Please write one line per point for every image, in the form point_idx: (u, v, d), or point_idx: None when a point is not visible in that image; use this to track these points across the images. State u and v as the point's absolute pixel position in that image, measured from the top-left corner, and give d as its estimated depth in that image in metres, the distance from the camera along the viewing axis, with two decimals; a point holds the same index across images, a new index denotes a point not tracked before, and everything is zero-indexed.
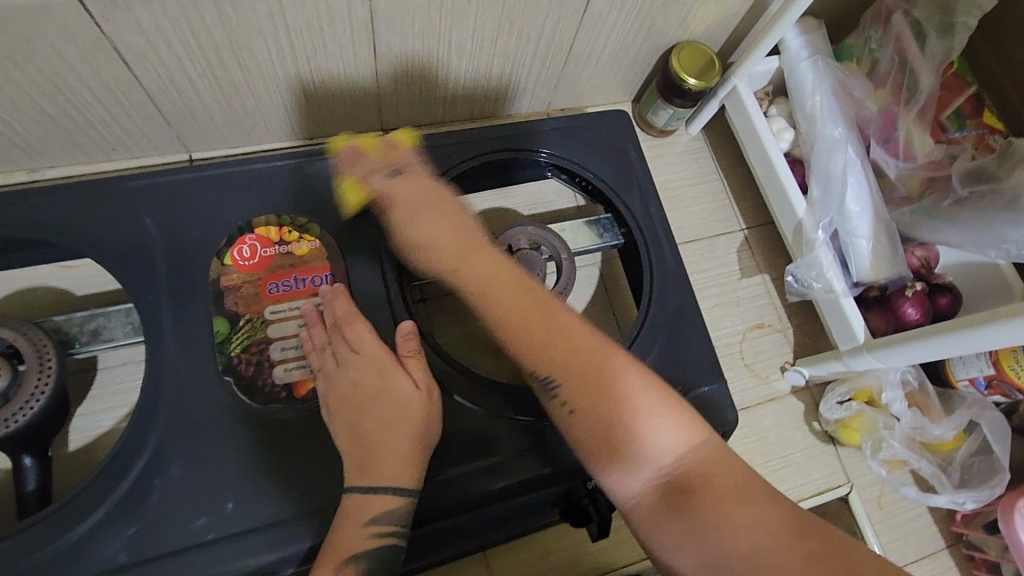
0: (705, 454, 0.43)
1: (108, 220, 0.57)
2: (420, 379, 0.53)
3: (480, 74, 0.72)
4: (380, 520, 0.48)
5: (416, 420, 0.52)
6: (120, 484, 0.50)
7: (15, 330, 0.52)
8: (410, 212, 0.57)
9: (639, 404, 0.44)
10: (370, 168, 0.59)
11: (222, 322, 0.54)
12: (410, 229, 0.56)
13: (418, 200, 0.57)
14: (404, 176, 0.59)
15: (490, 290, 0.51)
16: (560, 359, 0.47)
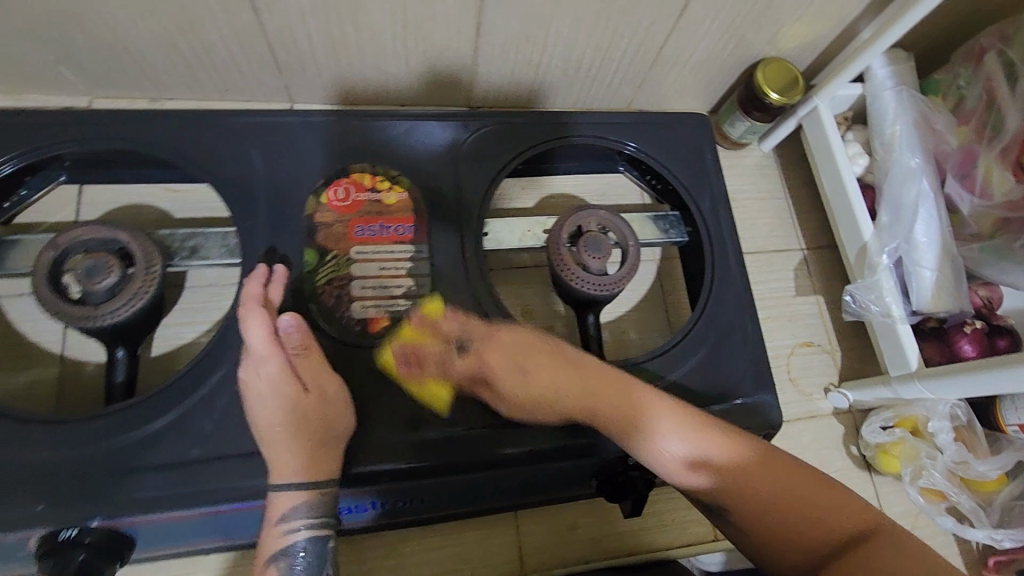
0: (770, 468, 0.48)
1: (221, 149, 0.61)
2: (310, 382, 0.53)
3: (571, 64, 0.76)
4: (290, 516, 0.49)
5: (310, 421, 0.51)
6: (201, 385, 0.54)
7: (131, 235, 0.57)
8: (518, 359, 0.54)
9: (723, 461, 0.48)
10: (436, 357, 0.56)
11: (312, 253, 0.59)
12: (504, 356, 0.54)
13: (514, 350, 0.54)
14: (470, 345, 0.56)
15: (604, 409, 0.52)
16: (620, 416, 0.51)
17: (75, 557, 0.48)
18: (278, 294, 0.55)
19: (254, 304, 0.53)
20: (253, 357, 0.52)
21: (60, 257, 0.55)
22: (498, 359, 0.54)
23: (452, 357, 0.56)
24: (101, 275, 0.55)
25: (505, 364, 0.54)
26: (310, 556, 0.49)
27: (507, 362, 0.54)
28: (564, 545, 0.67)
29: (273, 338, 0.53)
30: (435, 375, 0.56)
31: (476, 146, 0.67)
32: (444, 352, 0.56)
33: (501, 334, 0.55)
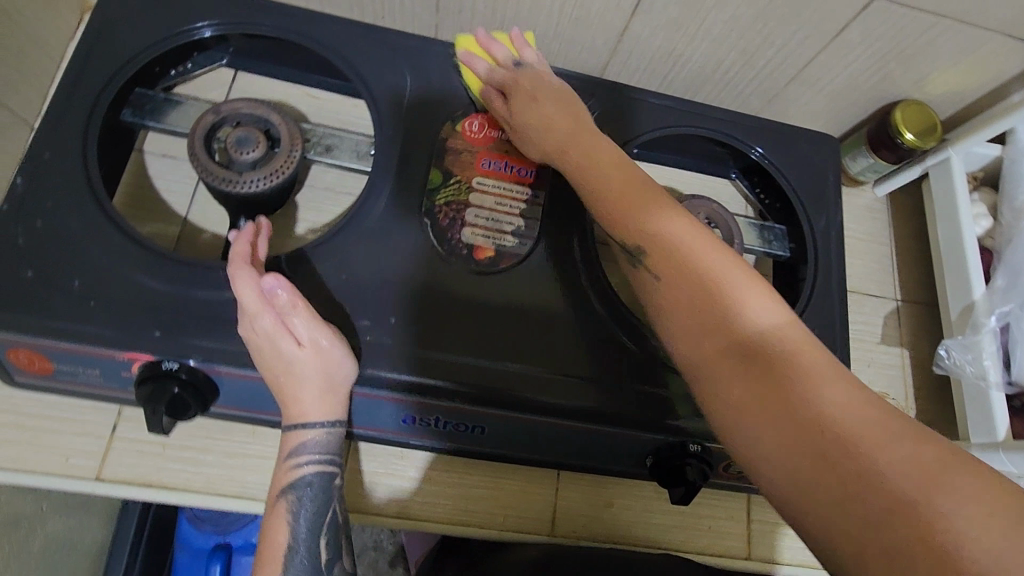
0: (793, 337, 0.42)
1: (375, 61, 0.65)
2: (305, 336, 0.51)
3: (711, 63, 0.76)
4: (296, 455, 0.53)
5: (311, 375, 0.51)
6: (312, 267, 0.57)
7: (281, 118, 0.61)
8: (536, 117, 0.59)
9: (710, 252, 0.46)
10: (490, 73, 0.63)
11: (438, 174, 0.61)
12: (534, 116, 0.59)
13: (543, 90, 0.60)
14: (502, 104, 0.62)
15: (598, 185, 0.53)
16: (636, 241, 0.49)
17: (169, 387, 0.51)
18: (264, 250, 0.55)
19: (242, 261, 0.52)
20: (245, 315, 0.50)
21: (218, 122, 0.60)
22: (519, 115, 0.60)
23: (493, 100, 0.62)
24: (249, 147, 0.59)
25: (524, 119, 0.60)
26: (317, 490, 0.53)
27: (524, 105, 0.60)
28: (596, 520, 0.67)
29: (262, 297, 0.50)
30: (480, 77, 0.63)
31: (606, 114, 0.69)
32: (497, 70, 0.63)
33: (541, 86, 0.61)
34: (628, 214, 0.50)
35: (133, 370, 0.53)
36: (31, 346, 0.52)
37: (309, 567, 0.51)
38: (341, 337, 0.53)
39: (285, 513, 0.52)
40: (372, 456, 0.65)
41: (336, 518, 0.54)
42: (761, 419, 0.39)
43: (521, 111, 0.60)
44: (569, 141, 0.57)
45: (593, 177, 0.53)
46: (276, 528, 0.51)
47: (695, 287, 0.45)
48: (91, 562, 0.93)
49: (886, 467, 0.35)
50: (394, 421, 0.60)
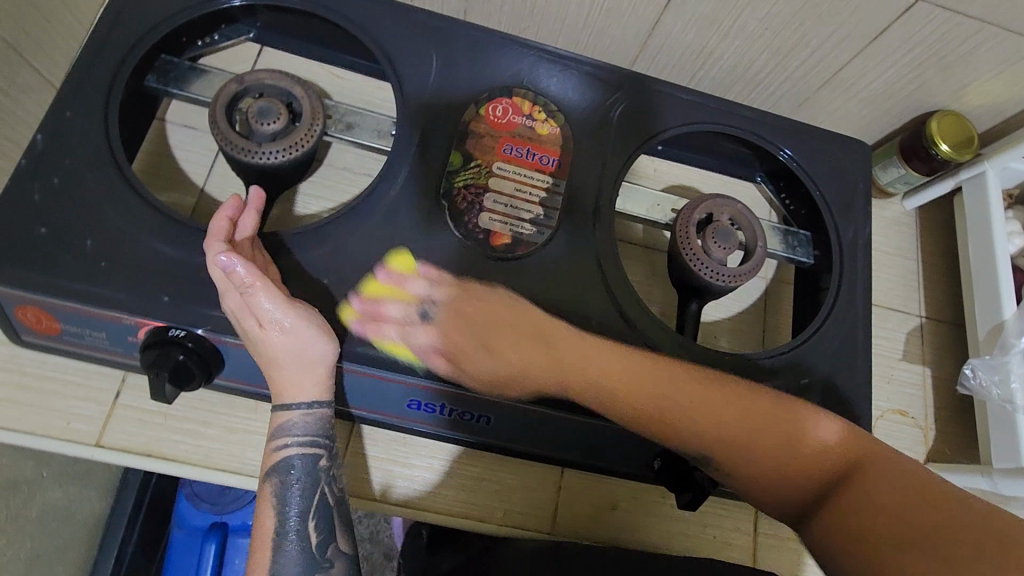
0: (838, 449, 0.49)
1: (400, 39, 0.64)
2: (265, 317, 0.50)
3: (743, 62, 0.75)
4: (278, 435, 0.52)
5: (276, 355, 0.50)
6: (326, 244, 0.56)
7: (304, 90, 0.60)
8: (479, 328, 0.54)
9: (714, 419, 0.51)
10: (401, 313, 0.54)
11: (458, 156, 0.60)
12: (482, 354, 0.54)
13: (483, 317, 0.54)
14: (438, 299, 0.55)
15: (609, 387, 0.53)
16: (653, 416, 0.52)
17: (173, 355, 0.51)
18: (249, 222, 0.55)
19: (213, 237, 0.52)
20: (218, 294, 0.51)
21: (240, 92, 0.59)
22: (453, 331, 0.54)
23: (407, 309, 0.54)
24: (270, 118, 0.58)
25: (461, 327, 0.54)
26: (302, 473, 0.52)
27: (466, 309, 0.55)
28: (598, 521, 0.65)
29: (223, 275, 0.50)
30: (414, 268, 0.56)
31: (633, 105, 0.67)
32: (408, 309, 0.54)
33: (477, 292, 0.55)
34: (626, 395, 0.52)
35: (139, 337, 0.53)
36: (39, 304, 0.51)
37: (299, 549, 0.50)
38: (308, 316, 0.51)
39: (271, 496, 0.51)
40: (374, 441, 0.64)
41: (327, 501, 0.53)
42: (834, 524, 0.46)
43: (462, 315, 0.54)
44: (542, 336, 0.54)
45: (589, 358, 0.53)
46: (264, 510, 0.51)
47: (739, 410, 0.51)
48: (87, 534, 0.93)
49: (959, 530, 0.41)
50: (398, 406, 0.59)
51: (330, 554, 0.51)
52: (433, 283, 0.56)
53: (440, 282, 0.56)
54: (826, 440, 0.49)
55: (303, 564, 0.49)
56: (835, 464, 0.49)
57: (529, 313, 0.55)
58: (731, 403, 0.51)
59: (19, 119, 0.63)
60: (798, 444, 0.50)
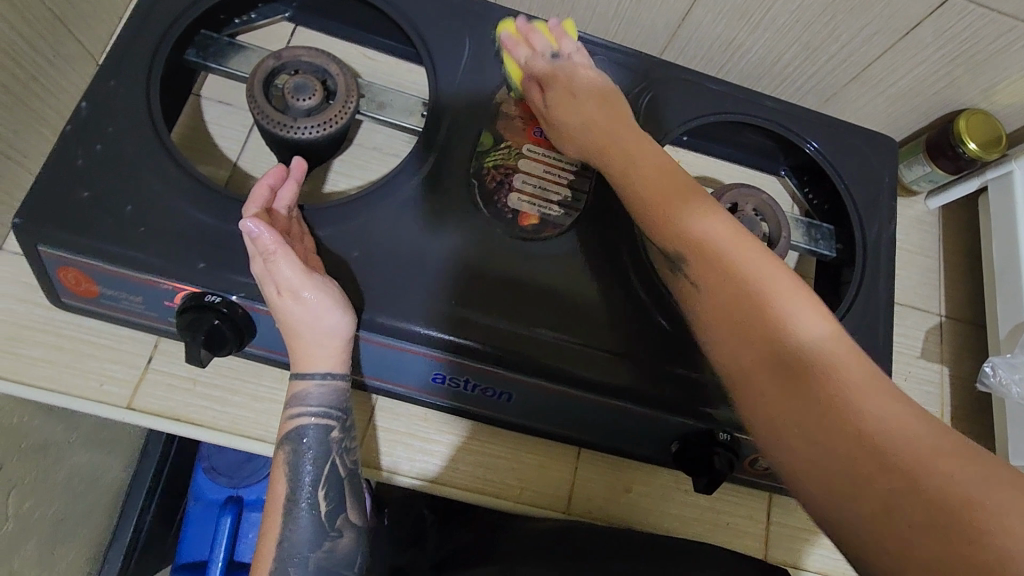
0: (842, 348, 0.40)
1: (435, 21, 0.65)
2: (285, 285, 0.50)
3: (772, 54, 0.75)
4: (292, 402, 0.53)
5: (290, 324, 0.51)
6: (358, 219, 0.58)
7: (340, 68, 0.61)
8: (579, 111, 0.57)
9: (709, 249, 0.46)
10: (534, 51, 0.62)
11: (489, 137, 0.61)
12: (572, 111, 0.57)
13: (580, 91, 0.58)
14: (552, 81, 0.59)
15: (641, 177, 0.51)
16: (656, 220, 0.49)
17: (209, 320, 0.52)
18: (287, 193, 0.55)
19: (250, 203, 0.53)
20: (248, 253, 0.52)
21: (277, 68, 0.60)
22: (560, 107, 0.58)
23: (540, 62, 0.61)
24: (305, 94, 0.59)
25: (565, 114, 0.57)
26: (314, 443, 0.53)
27: (568, 95, 0.58)
28: (613, 504, 0.66)
29: (248, 238, 0.50)
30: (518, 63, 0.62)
31: (661, 92, 0.67)
32: (540, 53, 0.61)
33: (582, 82, 0.58)
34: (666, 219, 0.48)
35: (175, 302, 0.54)
36: (81, 266, 0.52)
37: (309, 516, 0.51)
38: (325, 288, 0.51)
39: (284, 463, 0.52)
40: (395, 415, 0.65)
41: (337, 472, 0.54)
42: (815, 440, 0.38)
43: (567, 101, 0.58)
44: (612, 133, 0.55)
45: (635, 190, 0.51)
46: (277, 477, 0.52)
47: (724, 255, 0.45)
48: (108, 498, 0.96)
49: (935, 493, 0.33)
50: (422, 379, 0.60)
51: (339, 524, 0.53)
52: (545, 78, 0.60)
53: (494, 265, 0.58)
54: (795, 347, 0.40)
55: (314, 531, 0.51)
56: (824, 366, 0.39)
57: (621, 117, 0.56)
58: (744, 265, 0.44)
59: (61, 88, 0.65)
60: (776, 341, 0.41)
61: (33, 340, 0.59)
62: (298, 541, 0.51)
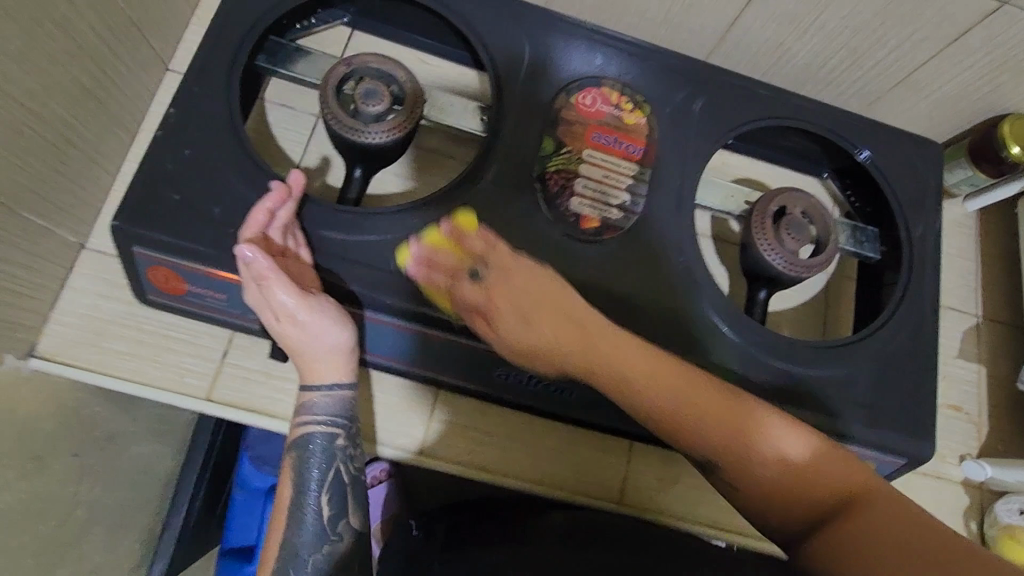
0: (818, 462, 0.49)
1: (496, 25, 0.66)
2: (280, 309, 0.54)
3: (818, 59, 0.77)
4: (302, 411, 0.58)
5: (293, 342, 0.56)
6: (425, 223, 0.60)
7: (407, 74, 0.63)
8: (523, 313, 0.53)
9: (700, 415, 0.51)
10: (449, 264, 0.56)
11: (549, 142, 0.63)
12: (518, 326, 0.53)
13: (527, 297, 0.53)
14: (488, 273, 0.54)
15: (617, 382, 0.52)
16: (649, 418, 0.52)
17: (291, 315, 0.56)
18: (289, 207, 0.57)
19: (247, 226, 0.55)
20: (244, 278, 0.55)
21: (348, 74, 0.62)
22: (504, 303, 0.53)
23: (463, 282, 0.55)
24: (375, 100, 0.62)
25: (511, 307, 0.53)
26: (320, 449, 0.57)
27: (512, 284, 0.53)
28: (660, 496, 0.69)
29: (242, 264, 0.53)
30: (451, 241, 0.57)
31: (715, 95, 0.69)
32: (458, 270, 0.56)
33: (522, 268, 0.54)
34: (665, 421, 0.51)
35: None
36: (168, 265, 0.56)
37: (314, 518, 0.55)
38: (318, 309, 0.54)
39: (291, 468, 0.57)
40: (456, 407, 0.68)
41: (342, 477, 0.58)
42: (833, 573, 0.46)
43: (512, 294, 0.53)
44: (592, 343, 0.52)
45: (620, 350, 0.52)
46: (285, 478, 0.57)
47: (723, 420, 0.51)
48: None
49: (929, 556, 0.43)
50: (484, 376, 0.63)
51: (340, 528, 0.56)
52: (482, 259, 0.55)
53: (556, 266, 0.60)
54: (788, 465, 0.49)
55: (318, 531, 0.55)
56: (808, 484, 0.49)
57: (568, 298, 0.54)
58: (714, 400, 0.51)
59: (136, 93, 0.67)
60: (773, 484, 0.49)
61: (116, 335, 0.63)
62: (301, 542, 0.54)
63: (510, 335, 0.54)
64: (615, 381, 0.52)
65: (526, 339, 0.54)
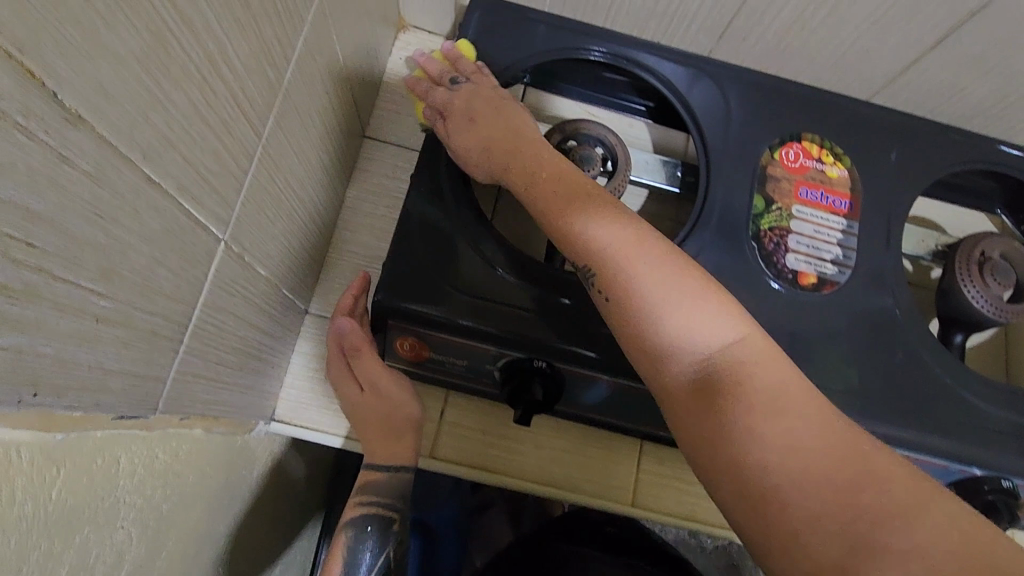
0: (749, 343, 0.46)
1: (690, 87, 0.69)
2: (365, 381, 0.61)
3: (996, 96, 0.76)
4: (362, 495, 0.62)
5: (371, 418, 0.61)
6: None
7: (618, 139, 0.66)
8: (469, 113, 0.61)
9: (586, 212, 0.53)
10: (438, 71, 0.65)
11: (760, 200, 0.65)
12: (466, 129, 0.61)
13: (477, 101, 0.62)
14: (463, 80, 0.63)
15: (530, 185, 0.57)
16: (554, 216, 0.54)
17: (535, 387, 0.58)
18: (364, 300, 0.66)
19: (340, 313, 0.64)
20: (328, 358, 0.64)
21: (562, 140, 0.66)
22: (458, 99, 0.62)
23: (438, 87, 0.64)
24: (591, 165, 0.64)
25: (457, 117, 0.62)
26: (375, 533, 0.61)
27: (468, 101, 0.62)
28: None
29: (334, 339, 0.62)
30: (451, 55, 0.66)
31: (901, 143, 0.70)
32: (443, 74, 0.65)
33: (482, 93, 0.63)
34: (566, 228, 0.53)
35: (498, 365, 0.60)
36: (420, 336, 0.59)
37: None
38: (395, 385, 0.62)
39: (341, 545, 0.60)
40: (662, 459, 0.69)
41: (387, 561, 0.61)
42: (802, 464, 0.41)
43: (463, 105, 0.62)
44: (516, 146, 0.59)
45: (483, 121, 0.61)
46: (335, 555, 0.60)
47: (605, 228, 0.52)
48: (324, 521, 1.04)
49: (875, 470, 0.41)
50: None
51: None
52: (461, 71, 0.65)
53: (772, 322, 0.62)
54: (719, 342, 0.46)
55: None
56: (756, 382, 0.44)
57: (517, 120, 0.61)
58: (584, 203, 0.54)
59: (346, 164, 0.71)
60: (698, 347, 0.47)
61: None
62: None
63: (457, 142, 0.61)
64: (563, 216, 0.54)
65: (476, 137, 0.61)
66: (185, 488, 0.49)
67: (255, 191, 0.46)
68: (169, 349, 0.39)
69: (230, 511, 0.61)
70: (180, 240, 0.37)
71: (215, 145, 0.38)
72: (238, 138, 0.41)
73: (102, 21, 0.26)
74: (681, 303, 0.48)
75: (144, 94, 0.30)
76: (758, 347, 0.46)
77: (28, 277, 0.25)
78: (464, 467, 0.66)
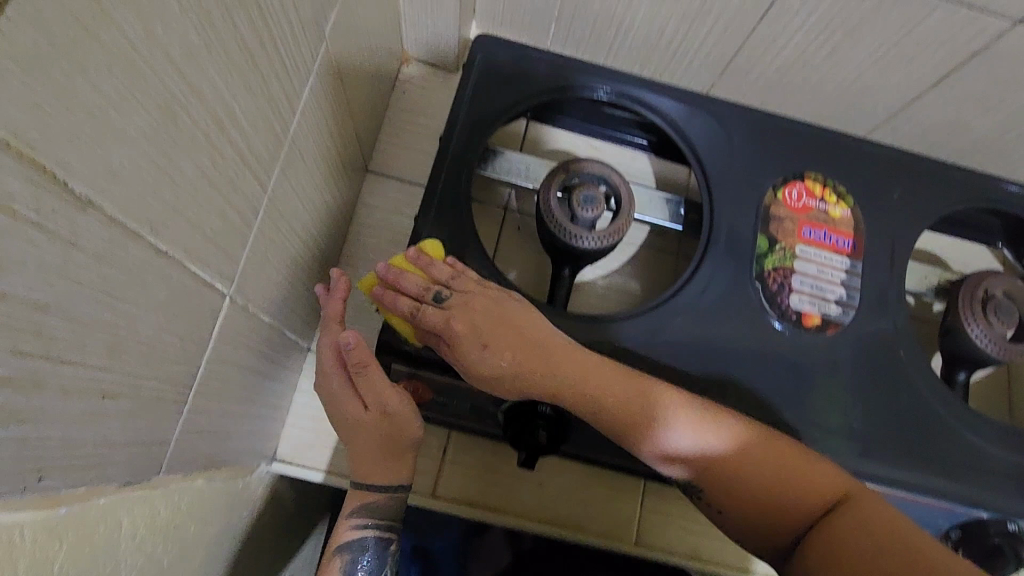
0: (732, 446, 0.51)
1: (694, 125, 0.70)
2: (372, 402, 0.56)
3: (996, 132, 0.77)
4: (358, 515, 0.58)
5: (376, 438, 0.56)
6: (658, 325, 0.62)
7: (621, 179, 0.66)
8: (478, 335, 0.52)
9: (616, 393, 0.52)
10: (414, 288, 0.54)
11: (763, 239, 0.65)
12: (485, 333, 0.52)
13: (481, 319, 0.52)
14: (451, 297, 0.53)
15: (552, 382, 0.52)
16: (614, 422, 0.52)
17: (538, 432, 0.57)
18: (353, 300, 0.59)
19: (331, 322, 0.56)
20: (323, 370, 0.57)
21: (566, 179, 0.66)
22: (462, 325, 0.52)
23: (425, 305, 0.53)
24: (592, 206, 0.64)
25: (466, 319, 0.52)
26: (373, 552, 0.58)
27: (471, 309, 0.52)
28: None
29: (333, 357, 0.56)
30: (421, 273, 0.56)
31: (902, 181, 0.70)
32: (422, 293, 0.54)
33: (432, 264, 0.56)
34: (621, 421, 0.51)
35: (500, 408, 0.60)
36: (420, 377, 0.59)
37: None
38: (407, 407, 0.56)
39: (337, 571, 0.57)
40: (664, 497, 0.69)
41: None
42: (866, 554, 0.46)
43: (468, 326, 0.52)
44: (537, 342, 0.52)
45: (499, 314, 0.53)
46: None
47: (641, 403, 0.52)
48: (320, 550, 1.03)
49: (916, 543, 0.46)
50: None
51: None
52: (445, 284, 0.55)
53: (775, 363, 0.62)
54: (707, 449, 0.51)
55: None
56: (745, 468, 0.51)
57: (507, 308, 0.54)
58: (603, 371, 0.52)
59: (348, 200, 0.71)
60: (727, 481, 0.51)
61: None
62: None
63: (478, 363, 0.52)
64: (596, 402, 0.52)
65: (492, 363, 0.52)
66: (186, 540, 0.48)
67: (259, 243, 0.46)
68: (171, 411, 0.39)
69: (229, 555, 0.60)
70: (185, 302, 0.37)
71: (222, 207, 0.38)
72: (245, 196, 0.41)
73: (112, 104, 0.26)
74: (695, 444, 0.51)
75: (154, 168, 0.30)
76: (747, 440, 0.52)
77: (33, 366, 0.25)
78: (464, 506, 0.66)
